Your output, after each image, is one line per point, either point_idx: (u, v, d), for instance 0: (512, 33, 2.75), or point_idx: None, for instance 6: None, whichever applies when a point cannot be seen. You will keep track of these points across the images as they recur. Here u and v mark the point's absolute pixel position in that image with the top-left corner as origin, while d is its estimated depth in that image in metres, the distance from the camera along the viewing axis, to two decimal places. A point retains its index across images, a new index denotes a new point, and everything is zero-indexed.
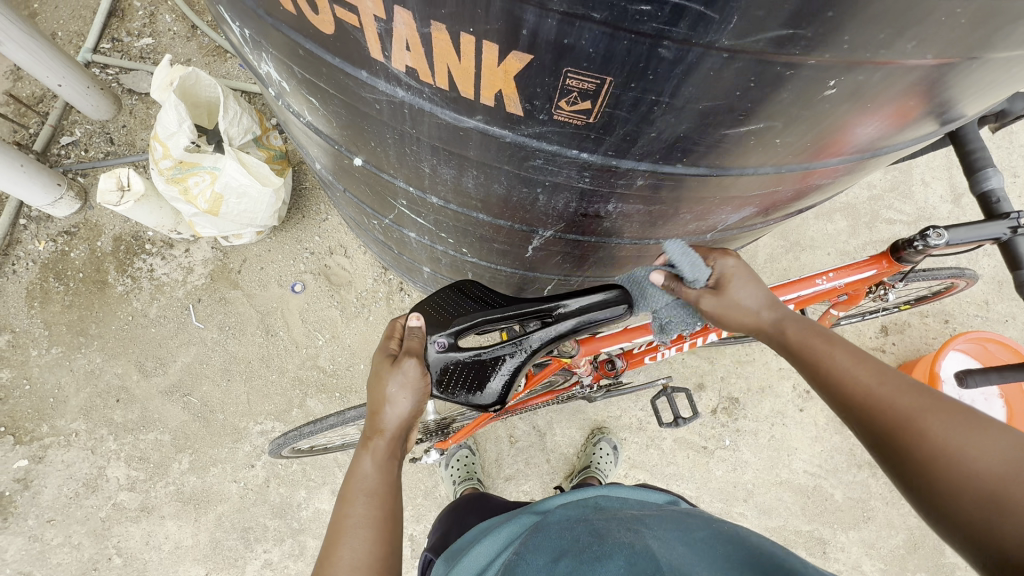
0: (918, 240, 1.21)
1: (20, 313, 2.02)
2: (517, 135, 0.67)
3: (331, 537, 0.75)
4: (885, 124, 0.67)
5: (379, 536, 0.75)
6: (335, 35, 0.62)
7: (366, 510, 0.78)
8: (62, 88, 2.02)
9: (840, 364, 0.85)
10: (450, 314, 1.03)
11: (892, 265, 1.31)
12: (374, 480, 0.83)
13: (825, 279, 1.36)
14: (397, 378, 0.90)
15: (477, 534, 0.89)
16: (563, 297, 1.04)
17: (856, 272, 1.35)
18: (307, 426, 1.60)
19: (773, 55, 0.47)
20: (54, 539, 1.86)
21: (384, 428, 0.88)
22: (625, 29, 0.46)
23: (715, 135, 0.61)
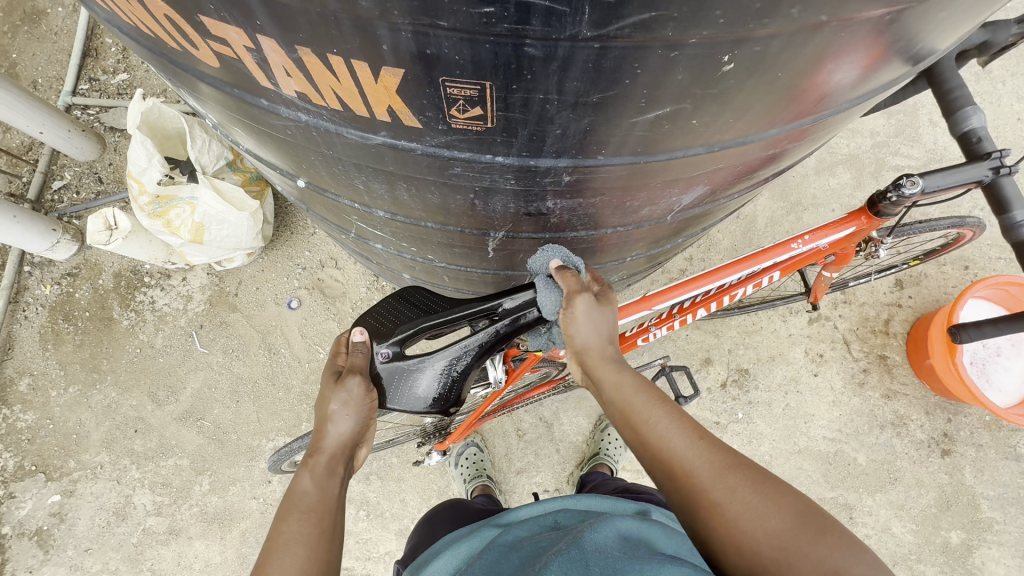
0: (891, 191, 1.14)
1: (36, 356, 2.11)
2: (425, 147, 0.64)
3: (263, 556, 0.74)
4: (811, 95, 0.63)
5: (313, 554, 0.74)
6: (222, 67, 0.60)
7: (301, 526, 0.77)
8: (44, 135, 2.07)
9: (671, 436, 0.80)
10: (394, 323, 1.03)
11: (871, 220, 1.24)
12: (313, 498, 0.82)
13: (801, 243, 1.29)
14: (339, 396, 0.92)
15: (443, 544, 0.95)
16: (501, 295, 1.04)
17: (836, 231, 1.28)
18: (297, 441, 1.63)
19: (645, 39, 0.43)
20: (93, 567, 1.95)
21: (326, 446, 0.90)
22: (480, 33, 0.43)
23: (624, 124, 0.57)
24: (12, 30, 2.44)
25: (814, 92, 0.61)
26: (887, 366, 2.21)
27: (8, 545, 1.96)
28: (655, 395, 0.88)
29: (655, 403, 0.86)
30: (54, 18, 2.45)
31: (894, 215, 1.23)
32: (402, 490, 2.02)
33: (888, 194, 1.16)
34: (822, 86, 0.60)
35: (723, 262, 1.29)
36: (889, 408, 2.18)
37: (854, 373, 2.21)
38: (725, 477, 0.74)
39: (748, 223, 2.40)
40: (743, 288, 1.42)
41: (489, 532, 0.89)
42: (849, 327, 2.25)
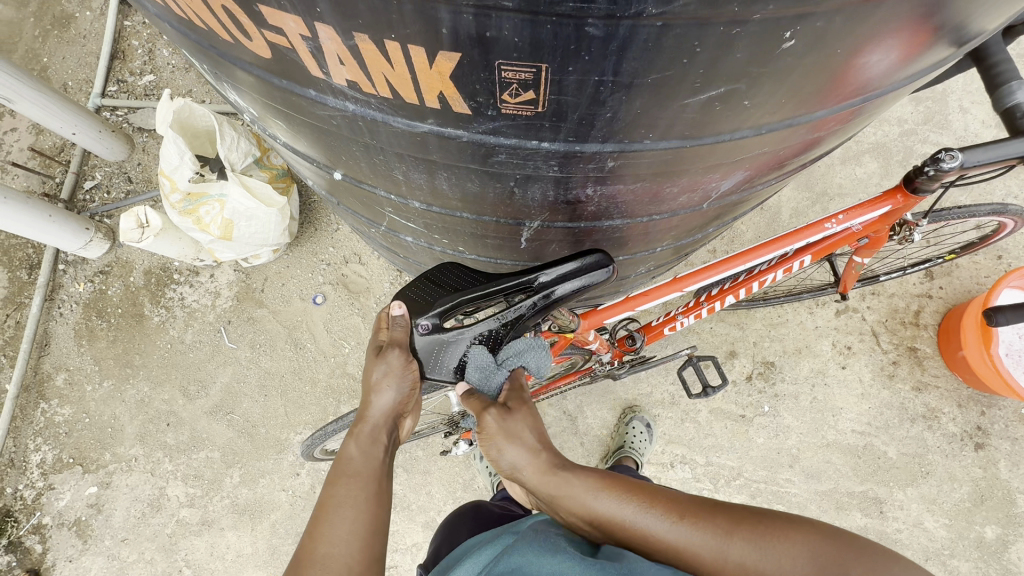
0: (929, 165, 1.11)
1: (71, 353, 2.16)
2: (472, 134, 0.65)
3: (316, 515, 0.77)
4: (860, 77, 0.62)
5: (363, 516, 0.77)
6: (274, 58, 0.61)
7: (349, 491, 0.80)
8: (77, 136, 2.12)
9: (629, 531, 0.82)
10: (431, 297, 1.00)
11: (908, 198, 1.22)
12: (359, 465, 0.86)
13: (834, 223, 1.27)
14: (381, 368, 0.94)
15: (463, 549, 0.82)
16: (539, 267, 1.00)
17: (870, 210, 1.25)
18: (329, 424, 1.64)
19: (710, 15, 0.43)
20: (130, 556, 2.00)
21: (369, 416, 0.93)
22: (543, 13, 0.43)
23: (676, 106, 0.57)
24: (43, 35, 2.50)
25: (872, 66, 0.60)
26: (917, 358, 2.17)
27: (48, 535, 2.02)
28: (613, 488, 0.87)
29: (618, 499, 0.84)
30: (82, 22, 2.51)
31: (932, 193, 1.20)
32: (428, 482, 2.04)
33: (925, 169, 1.13)
34: (878, 63, 0.59)
35: (756, 244, 1.27)
36: (920, 401, 2.14)
37: (883, 365, 2.17)
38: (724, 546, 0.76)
39: (772, 215, 2.37)
40: (773, 273, 1.41)
41: (508, 537, 0.75)
42: (877, 319, 2.21)
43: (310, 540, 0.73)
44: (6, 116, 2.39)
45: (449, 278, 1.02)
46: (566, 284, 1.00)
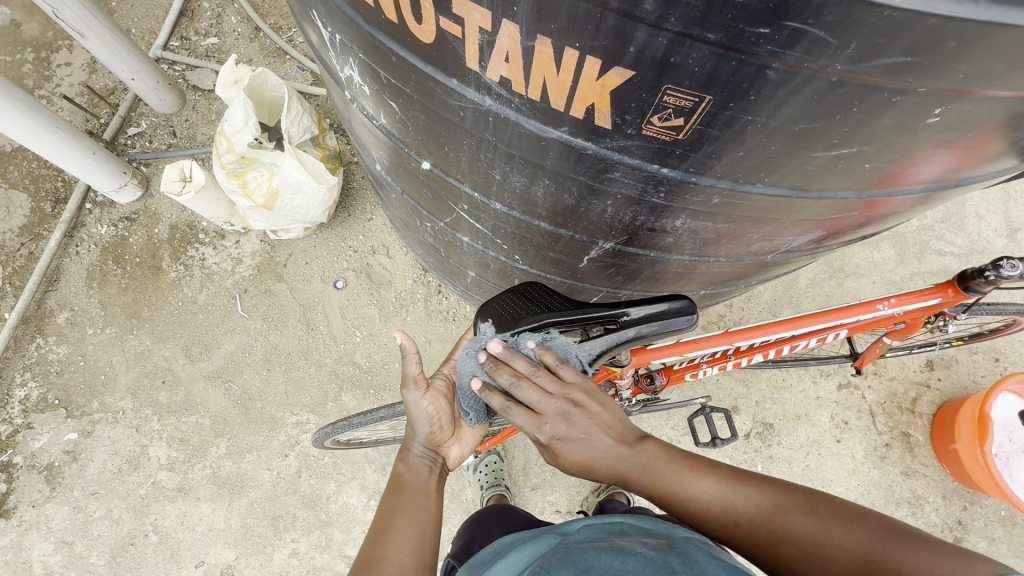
0: (988, 270, 1.18)
1: (79, 293, 2.12)
2: (599, 148, 0.68)
3: (374, 530, 0.82)
4: (956, 159, 0.68)
5: (412, 527, 0.82)
6: (433, 44, 0.65)
7: (401, 508, 0.85)
8: (135, 82, 2.14)
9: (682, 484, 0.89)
10: (518, 313, 1.00)
11: (958, 295, 1.28)
12: (409, 484, 0.90)
13: (885, 305, 1.33)
14: (410, 403, 0.95)
15: (504, 545, 0.84)
16: (628, 304, 1.03)
17: (919, 300, 1.31)
18: (356, 417, 1.59)
19: (883, 81, 0.48)
20: (96, 512, 1.93)
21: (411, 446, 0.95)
22: (736, 51, 0.47)
23: (804, 157, 0.61)
24: None
25: (976, 150, 0.66)
26: (909, 444, 2.22)
27: (16, 475, 1.95)
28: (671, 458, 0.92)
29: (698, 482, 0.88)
30: None
31: (980, 294, 1.26)
32: None
33: (983, 273, 1.20)
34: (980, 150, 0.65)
35: (803, 312, 1.33)
36: (907, 486, 2.18)
37: (876, 445, 2.21)
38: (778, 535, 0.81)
39: (789, 282, 2.44)
40: (805, 340, 1.46)
41: (549, 539, 0.76)
42: (876, 399, 2.27)
43: (369, 549, 0.78)
44: (64, 49, 2.39)
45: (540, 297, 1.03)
46: (650, 325, 1.02)
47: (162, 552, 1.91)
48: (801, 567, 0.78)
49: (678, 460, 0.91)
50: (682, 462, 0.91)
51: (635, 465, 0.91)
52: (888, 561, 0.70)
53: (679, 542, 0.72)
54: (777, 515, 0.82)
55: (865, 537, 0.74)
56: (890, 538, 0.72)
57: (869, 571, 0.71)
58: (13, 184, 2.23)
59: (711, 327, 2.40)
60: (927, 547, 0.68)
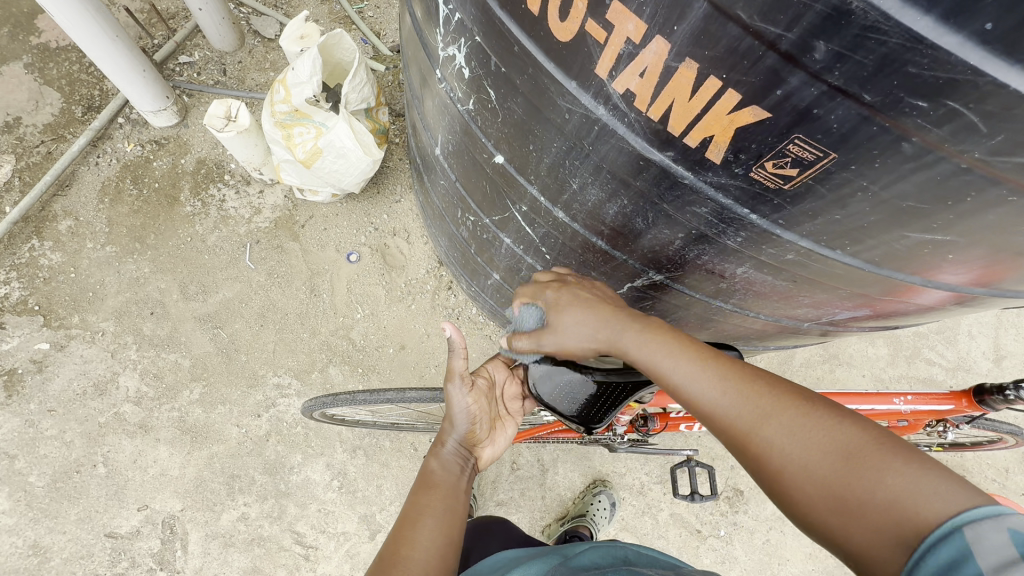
0: (1007, 389, 1.21)
1: (88, 205, 2.07)
2: (697, 180, 0.70)
3: (399, 523, 0.82)
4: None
5: (442, 528, 0.81)
6: (568, 43, 0.66)
7: (430, 504, 0.84)
8: (200, 13, 2.11)
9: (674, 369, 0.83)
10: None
11: (971, 405, 1.32)
12: (439, 481, 0.89)
13: (901, 401, 1.37)
14: (452, 399, 0.95)
15: (510, 558, 1.01)
16: None
17: (932, 403, 1.36)
18: (360, 394, 1.52)
19: (1008, 178, 0.50)
20: (48, 430, 1.84)
21: (445, 441, 0.95)
22: (883, 117, 0.49)
23: (896, 234, 0.63)
24: None
25: None
26: None
27: None
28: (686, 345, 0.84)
29: (664, 348, 0.84)
30: None
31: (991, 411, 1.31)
32: (383, 476, 1.93)
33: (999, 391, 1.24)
34: None
35: (824, 392, 1.34)
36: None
37: None
38: (767, 423, 0.72)
39: (784, 357, 2.49)
40: None
41: (553, 558, 0.93)
42: None
43: (396, 540, 0.78)
44: None
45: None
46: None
47: (106, 487, 1.82)
48: (785, 460, 0.70)
49: (664, 336, 0.85)
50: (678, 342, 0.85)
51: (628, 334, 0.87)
52: (866, 466, 0.64)
53: (684, 571, 0.85)
54: (769, 397, 0.75)
55: (868, 439, 0.66)
56: (894, 445, 0.64)
57: (847, 486, 0.64)
58: (48, 81, 2.18)
59: None
60: (919, 463, 0.61)
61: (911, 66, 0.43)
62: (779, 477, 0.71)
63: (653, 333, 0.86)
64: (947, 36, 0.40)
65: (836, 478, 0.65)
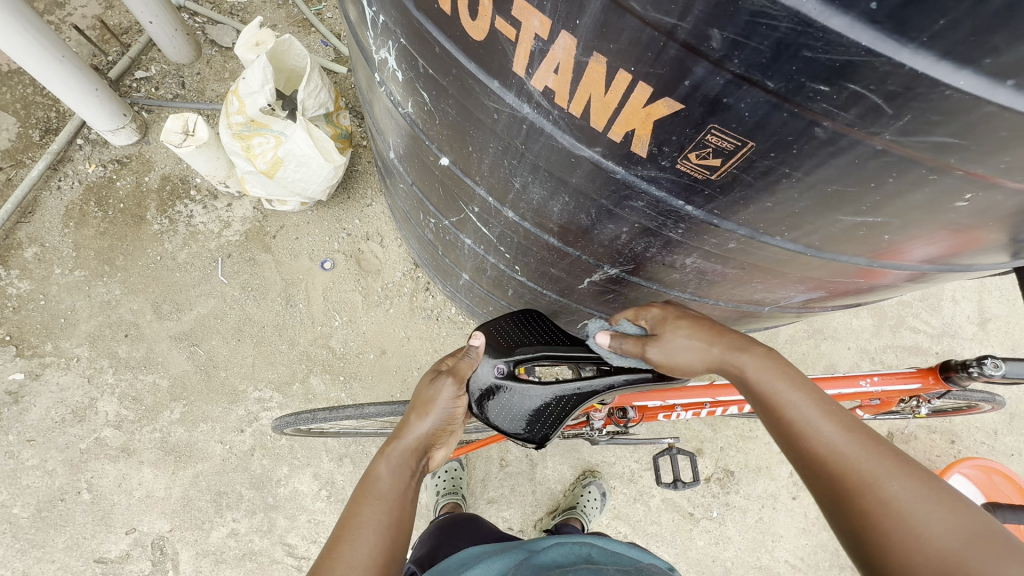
0: (971, 364, 1.21)
1: (53, 230, 2.04)
2: (629, 174, 0.68)
3: (336, 534, 0.80)
4: (956, 245, 0.70)
5: (383, 541, 0.80)
6: (483, 42, 0.64)
7: (373, 512, 0.83)
8: (152, 26, 2.07)
9: (793, 399, 0.80)
10: (515, 341, 1.09)
11: (937, 382, 1.33)
12: (385, 487, 0.88)
13: (869, 382, 1.37)
14: (432, 395, 0.99)
15: (474, 553, 1.00)
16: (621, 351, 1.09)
17: (901, 381, 1.38)
18: (322, 411, 1.53)
19: (926, 159, 0.48)
20: (29, 460, 1.83)
21: (404, 437, 0.96)
22: (791, 103, 0.47)
23: (830, 219, 0.62)
24: None
25: (974, 239, 0.68)
26: None
27: None
28: (801, 386, 0.81)
29: (792, 383, 0.82)
30: None
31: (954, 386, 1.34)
32: None
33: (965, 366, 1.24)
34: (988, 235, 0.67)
35: None
36: None
37: None
38: (886, 481, 0.70)
39: (769, 335, 2.49)
40: None
41: (519, 554, 0.92)
42: None
43: (333, 545, 0.78)
44: None
45: (539, 327, 1.12)
46: (640, 371, 1.07)
47: (92, 513, 1.81)
48: (892, 521, 0.68)
49: (784, 374, 0.83)
50: (800, 381, 0.82)
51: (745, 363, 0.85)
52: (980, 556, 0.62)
53: (644, 570, 0.86)
54: (883, 454, 0.73)
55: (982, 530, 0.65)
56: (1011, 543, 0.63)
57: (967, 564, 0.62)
58: (4, 106, 2.14)
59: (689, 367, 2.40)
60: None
61: (806, 50, 0.41)
62: (887, 536, 0.68)
63: (784, 369, 0.84)
64: (836, 18, 0.38)
65: (948, 550, 0.64)
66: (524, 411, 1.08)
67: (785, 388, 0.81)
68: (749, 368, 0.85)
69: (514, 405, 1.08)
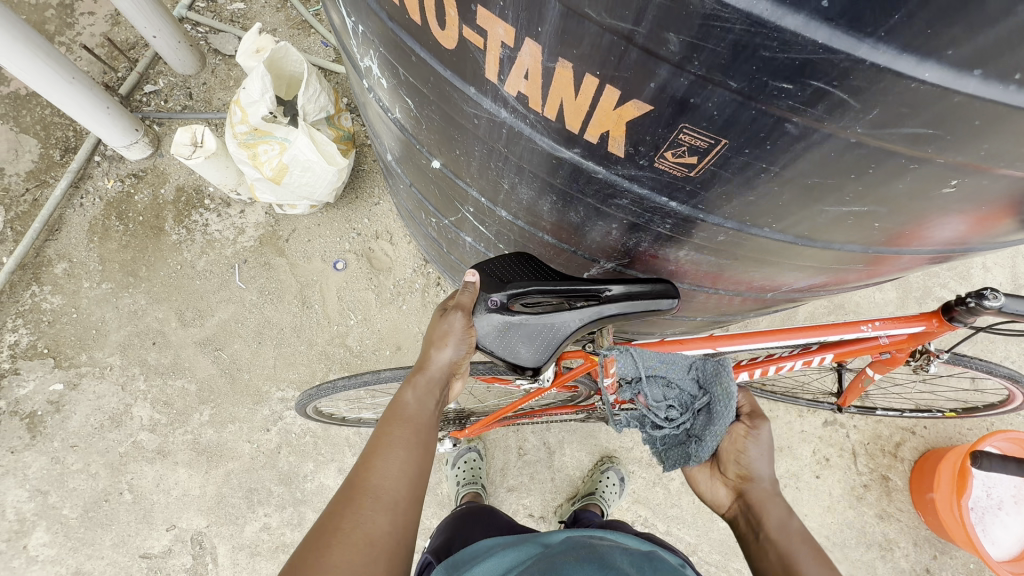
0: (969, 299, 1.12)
1: (79, 246, 2.13)
2: (610, 174, 0.67)
3: (368, 451, 0.84)
4: (955, 228, 0.67)
5: (412, 460, 0.83)
6: (455, 50, 0.63)
7: (400, 436, 0.86)
8: (156, 40, 2.11)
9: (794, 542, 0.88)
10: (506, 275, 0.99)
11: (943, 325, 1.22)
12: (412, 415, 0.91)
13: (870, 328, 1.29)
14: (449, 326, 0.97)
15: (488, 546, 1.02)
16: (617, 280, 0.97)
17: (904, 325, 1.27)
18: (340, 380, 1.57)
19: (903, 149, 0.47)
20: (74, 464, 1.95)
21: (427, 368, 0.97)
22: (756, 101, 0.46)
23: (815, 209, 0.61)
24: None
25: (972, 223, 0.65)
26: (887, 487, 2.12)
27: None
28: (809, 542, 0.88)
29: (802, 537, 0.89)
30: None
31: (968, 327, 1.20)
32: None
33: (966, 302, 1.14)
34: (981, 222, 0.64)
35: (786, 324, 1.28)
36: (880, 529, 2.08)
37: (855, 485, 2.12)
38: None
39: (788, 313, 2.44)
40: (792, 361, 1.47)
41: (532, 545, 0.93)
42: (859, 439, 2.17)
43: (364, 462, 0.81)
44: None
45: (529, 263, 1.01)
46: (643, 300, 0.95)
47: (135, 512, 1.92)
48: None
49: (798, 530, 0.91)
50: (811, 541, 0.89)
51: (770, 505, 0.95)
52: None
53: (656, 561, 0.86)
54: None
55: None
56: None
57: None
58: (25, 129, 2.23)
59: None
60: None
61: (763, 50, 0.41)
62: None
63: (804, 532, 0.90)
64: (788, 16, 0.38)
65: None
66: (522, 344, 1.01)
67: (793, 535, 0.89)
68: (770, 503, 0.95)
69: (510, 338, 1.00)
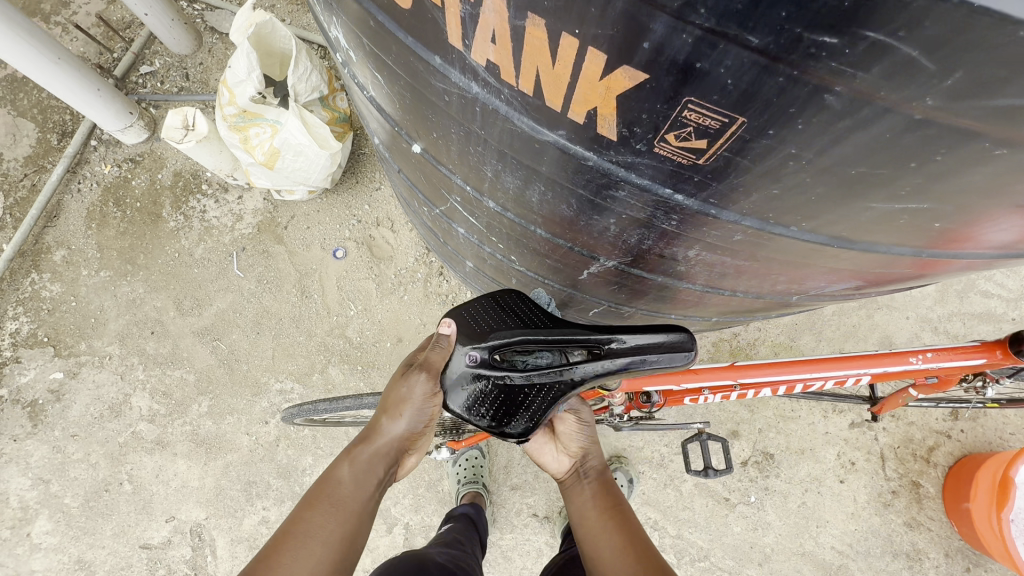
0: None
1: (77, 233, 2.09)
2: (602, 161, 0.55)
3: (281, 537, 0.84)
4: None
5: (325, 556, 0.83)
6: (413, 11, 0.52)
7: (320, 525, 0.85)
8: (148, 17, 2.03)
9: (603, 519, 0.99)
10: (489, 326, 0.92)
11: (1007, 357, 1.17)
12: (343, 498, 0.89)
13: (919, 359, 1.25)
14: (408, 392, 0.92)
15: None
16: (620, 329, 0.88)
17: (957, 357, 1.22)
18: (322, 403, 1.51)
19: (982, 127, 0.36)
20: (75, 454, 1.94)
21: (376, 439, 0.95)
22: (783, 63, 0.35)
23: (857, 207, 0.48)
24: None
25: None
26: (918, 495, 1.97)
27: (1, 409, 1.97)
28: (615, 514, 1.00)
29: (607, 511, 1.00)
30: None
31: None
32: None
33: None
34: None
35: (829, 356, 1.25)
36: (908, 538, 1.95)
37: (883, 491, 1.98)
38: None
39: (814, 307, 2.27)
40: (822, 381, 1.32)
41: None
42: (889, 443, 2.01)
43: (273, 551, 0.82)
44: None
45: (518, 310, 0.94)
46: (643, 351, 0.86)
47: (135, 502, 1.91)
48: None
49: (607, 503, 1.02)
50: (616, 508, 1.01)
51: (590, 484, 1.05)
52: None
53: None
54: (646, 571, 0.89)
55: None
56: None
57: None
58: (22, 113, 2.19)
59: (722, 346, 2.24)
60: None
61: None
62: None
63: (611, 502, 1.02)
64: None
65: None
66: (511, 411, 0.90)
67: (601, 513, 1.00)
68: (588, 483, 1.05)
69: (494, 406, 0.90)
